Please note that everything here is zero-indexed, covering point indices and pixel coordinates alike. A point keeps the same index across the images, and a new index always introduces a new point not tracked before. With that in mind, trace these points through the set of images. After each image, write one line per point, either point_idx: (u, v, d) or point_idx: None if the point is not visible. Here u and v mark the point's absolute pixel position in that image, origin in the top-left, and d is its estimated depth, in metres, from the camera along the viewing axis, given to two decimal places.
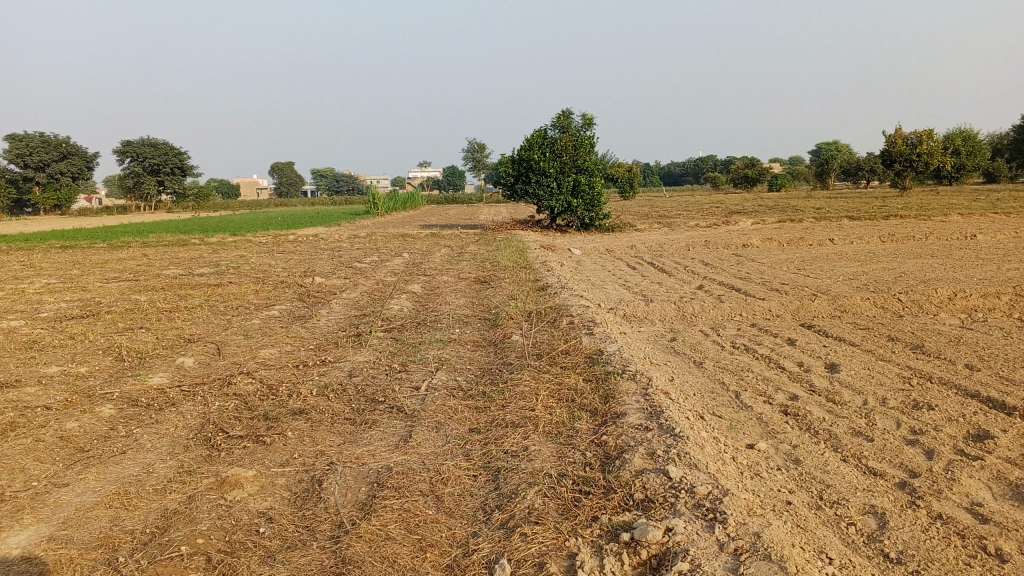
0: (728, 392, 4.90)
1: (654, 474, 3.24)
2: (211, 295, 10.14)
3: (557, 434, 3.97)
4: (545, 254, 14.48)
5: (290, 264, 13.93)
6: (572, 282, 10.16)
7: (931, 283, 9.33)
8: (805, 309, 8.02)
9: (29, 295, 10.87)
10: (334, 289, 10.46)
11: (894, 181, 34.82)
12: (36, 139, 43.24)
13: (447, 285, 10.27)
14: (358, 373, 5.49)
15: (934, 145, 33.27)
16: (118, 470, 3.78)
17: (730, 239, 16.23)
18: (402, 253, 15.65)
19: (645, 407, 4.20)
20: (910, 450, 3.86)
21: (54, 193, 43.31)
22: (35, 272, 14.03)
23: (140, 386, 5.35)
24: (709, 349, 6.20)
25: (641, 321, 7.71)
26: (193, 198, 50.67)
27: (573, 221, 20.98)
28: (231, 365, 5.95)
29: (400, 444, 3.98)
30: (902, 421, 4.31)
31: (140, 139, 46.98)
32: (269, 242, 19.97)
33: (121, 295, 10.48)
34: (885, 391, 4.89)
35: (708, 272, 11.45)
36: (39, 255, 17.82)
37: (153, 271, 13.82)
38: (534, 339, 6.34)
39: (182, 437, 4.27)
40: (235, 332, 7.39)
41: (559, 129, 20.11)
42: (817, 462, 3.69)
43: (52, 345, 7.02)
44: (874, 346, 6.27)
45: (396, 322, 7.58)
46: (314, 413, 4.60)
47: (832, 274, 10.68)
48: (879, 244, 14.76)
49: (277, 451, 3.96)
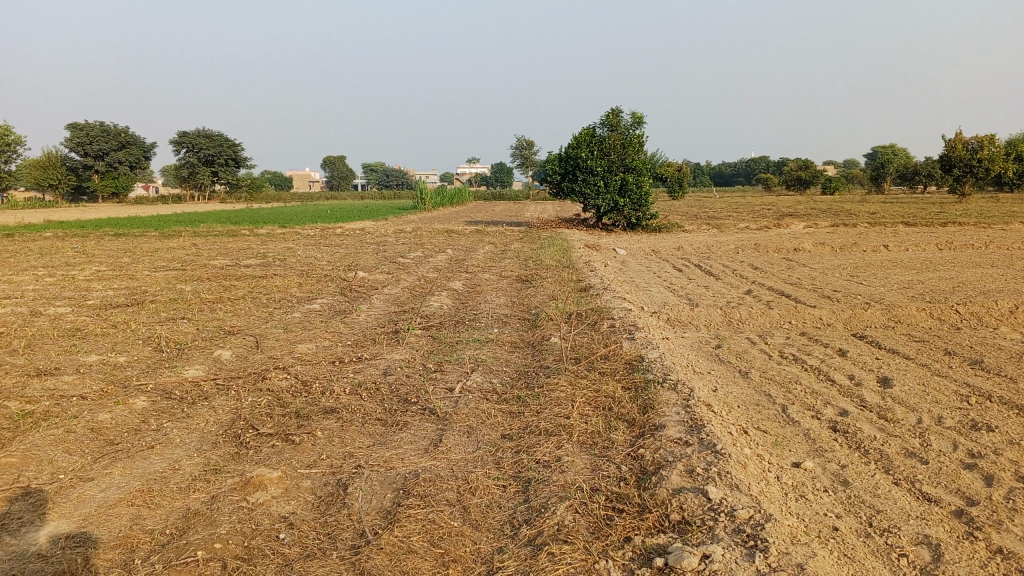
0: (774, 405, 4.69)
1: (693, 493, 3.08)
2: (255, 287, 10.16)
3: (592, 445, 3.82)
4: (590, 254, 14.31)
5: (334, 258, 13.97)
6: (616, 283, 9.98)
7: (990, 295, 8.96)
8: (857, 318, 7.74)
9: (78, 282, 11.02)
10: (376, 284, 10.43)
11: (953, 187, 33.86)
12: (96, 128, 44.25)
13: (489, 284, 10.16)
14: (392, 372, 5.39)
15: (996, 150, 32.25)
16: (145, 465, 3.73)
17: (780, 243, 15.87)
18: (446, 249, 15.60)
19: (685, 420, 4.02)
20: (967, 474, 3.64)
21: (112, 181, 44.31)
22: (87, 260, 14.25)
23: (175, 378, 5.33)
24: (754, 358, 5.98)
25: (685, 326, 7.51)
26: (245, 189, 51.42)
27: (620, 220, 20.74)
28: (267, 359, 5.90)
29: (430, 448, 3.87)
30: (959, 442, 4.07)
31: (196, 130, 47.80)
32: (316, 235, 20.10)
33: (167, 284, 10.59)
34: (941, 410, 4.64)
35: (757, 276, 11.17)
36: (93, 242, 18.14)
37: (201, 261, 13.95)
38: (574, 342, 6.18)
39: (212, 433, 4.21)
40: (275, 325, 7.37)
41: (608, 126, 19.85)
42: (867, 485, 3.48)
43: (95, 333, 7.07)
44: (930, 359, 5.99)
45: (434, 320, 7.49)
46: (345, 412, 4.51)
47: (887, 282, 10.32)
48: (936, 252, 14.28)
49: (305, 452, 3.87)
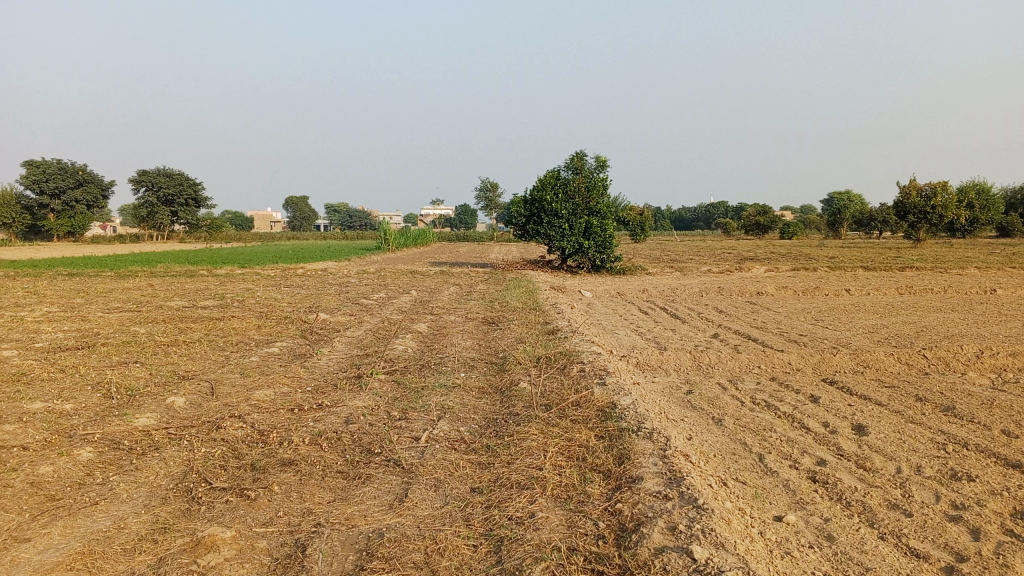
0: (750, 454, 4.56)
1: (676, 553, 2.91)
2: (212, 329, 9.85)
3: (566, 499, 3.64)
4: (555, 296, 14.21)
5: (295, 299, 13.68)
6: (583, 326, 9.86)
7: (955, 339, 8.99)
8: (826, 363, 7.68)
9: (26, 323, 10.59)
10: (338, 326, 10.18)
11: (908, 233, 34.57)
12: (53, 166, 43.55)
13: (454, 326, 9.98)
14: (355, 420, 5.16)
15: (949, 197, 33.03)
16: (86, 524, 3.46)
17: (744, 286, 15.92)
18: (410, 290, 15.40)
19: (663, 471, 3.86)
20: (953, 528, 3.51)
21: (68, 220, 43.39)
22: (37, 300, 13.77)
23: (124, 427, 5.04)
24: (727, 404, 5.85)
25: (655, 370, 7.38)
26: (205, 229, 50.80)
27: (584, 263, 20.74)
28: (223, 406, 5.64)
29: (395, 503, 3.66)
30: (941, 493, 3.96)
31: (156, 169, 47.24)
32: (277, 276, 19.75)
33: (121, 326, 10.24)
34: (919, 458, 4.54)
35: (723, 319, 11.13)
36: (44, 282, 17.60)
37: (157, 301, 13.56)
38: (543, 387, 6.00)
39: (161, 487, 3.95)
40: (231, 370, 7.10)
41: (572, 170, 19.92)
42: (853, 541, 3.33)
43: (41, 378, 6.73)
44: (902, 406, 5.92)
45: (399, 364, 7.27)
46: (305, 464, 4.28)
47: (852, 326, 10.34)
48: (897, 297, 14.44)
49: (261, 509, 3.64)
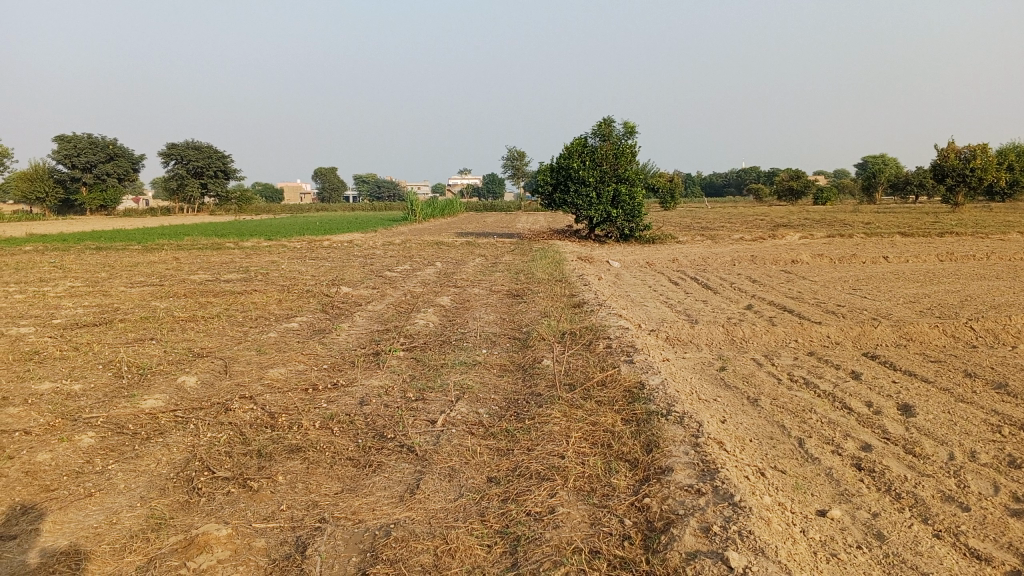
0: (789, 438, 4.25)
1: (711, 560, 2.62)
2: (232, 304, 9.64)
3: (590, 493, 3.37)
4: (582, 266, 13.88)
5: (319, 272, 13.47)
6: (611, 298, 9.54)
7: (1003, 310, 8.53)
8: (867, 337, 7.30)
9: (48, 299, 10.46)
10: (359, 300, 9.95)
11: (946, 197, 33.60)
12: (84, 140, 43.72)
13: (478, 299, 9.70)
14: (369, 402, 4.92)
15: (989, 159, 32.04)
16: (78, 519, 3.24)
17: (778, 254, 15.47)
18: (435, 262, 15.17)
19: (695, 462, 3.56)
20: (1016, 525, 3.19)
21: (100, 194, 43.70)
22: (63, 275, 13.67)
23: (130, 410, 4.85)
24: (763, 382, 5.51)
25: (685, 345, 7.06)
26: (235, 201, 50.87)
27: (613, 232, 20.34)
28: (234, 386, 5.42)
29: (406, 496, 3.40)
30: (1000, 483, 3.63)
31: (185, 142, 47.28)
32: (303, 248, 19.58)
33: (141, 301, 10.11)
34: (973, 443, 4.19)
35: (757, 290, 10.72)
36: (71, 256, 17.54)
37: (180, 275, 13.42)
38: (568, 365, 5.71)
39: (162, 477, 3.74)
40: (247, 347, 6.89)
41: (600, 136, 19.46)
42: (906, 540, 3.02)
43: (54, 356, 6.56)
44: (950, 383, 5.55)
45: (419, 340, 7.02)
46: (313, 452, 4.04)
47: (892, 296, 9.91)
48: (937, 264, 13.93)
49: (263, 502, 3.40)
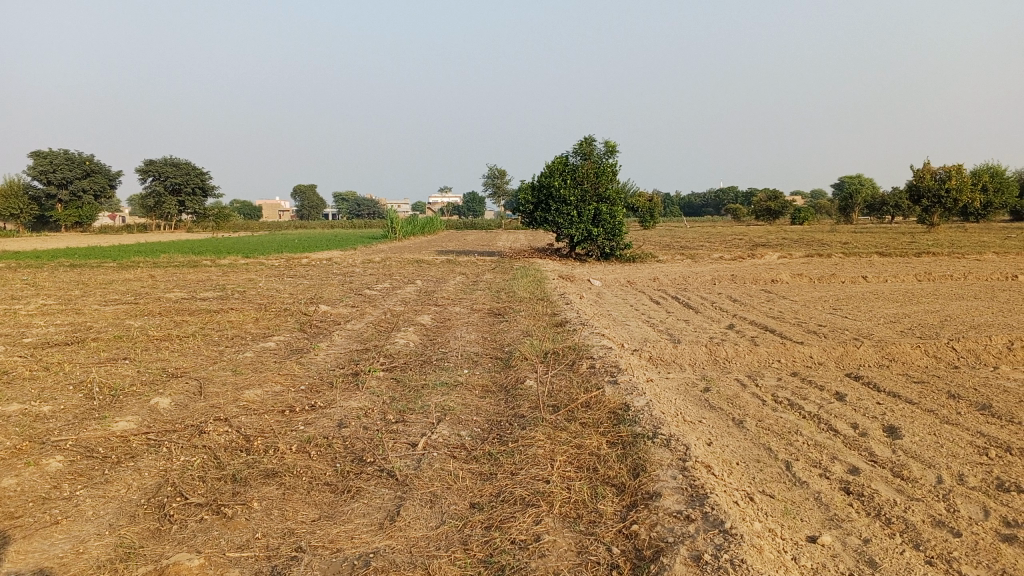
0: (776, 461, 4.19)
1: None
2: (208, 323, 9.48)
3: (576, 519, 3.28)
4: (563, 285, 13.84)
5: (297, 290, 13.31)
6: (592, 317, 9.48)
7: (982, 330, 8.56)
8: (849, 356, 7.28)
9: (19, 317, 10.25)
10: (339, 319, 9.82)
11: (922, 218, 33.99)
12: (61, 156, 43.26)
13: (458, 318, 9.60)
14: (348, 425, 4.80)
15: (963, 180, 32.48)
16: (43, 548, 3.10)
17: (758, 274, 15.51)
18: (415, 280, 15.07)
19: (683, 487, 3.49)
20: (1008, 551, 3.13)
21: (76, 211, 43.21)
22: (35, 292, 13.43)
23: (100, 432, 4.70)
24: (747, 404, 5.45)
25: (669, 365, 7.00)
26: (213, 218, 50.51)
27: (593, 250, 20.34)
28: (208, 408, 5.29)
29: (386, 523, 3.30)
30: (990, 508, 3.58)
31: (163, 159, 46.93)
32: (281, 266, 19.39)
33: (115, 319, 9.93)
34: (961, 466, 4.15)
35: (738, 309, 10.71)
36: (44, 273, 17.23)
37: (156, 293, 13.22)
38: (551, 386, 5.62)
39: (132, 503, 3.61)
40: (223, 367, 6.75)
41: (581, 155, 19.48)
42: (899, 566, 2.96)
43: (23, 377, 6.38)
44: (935, 404, 5.52)
45: (399, 360, 6.90)
46: (290, 476, 3.92)
47: (872, 316, 9.93)
48: (915, 283, 14.02)
49: (238, 529, 3.28)
